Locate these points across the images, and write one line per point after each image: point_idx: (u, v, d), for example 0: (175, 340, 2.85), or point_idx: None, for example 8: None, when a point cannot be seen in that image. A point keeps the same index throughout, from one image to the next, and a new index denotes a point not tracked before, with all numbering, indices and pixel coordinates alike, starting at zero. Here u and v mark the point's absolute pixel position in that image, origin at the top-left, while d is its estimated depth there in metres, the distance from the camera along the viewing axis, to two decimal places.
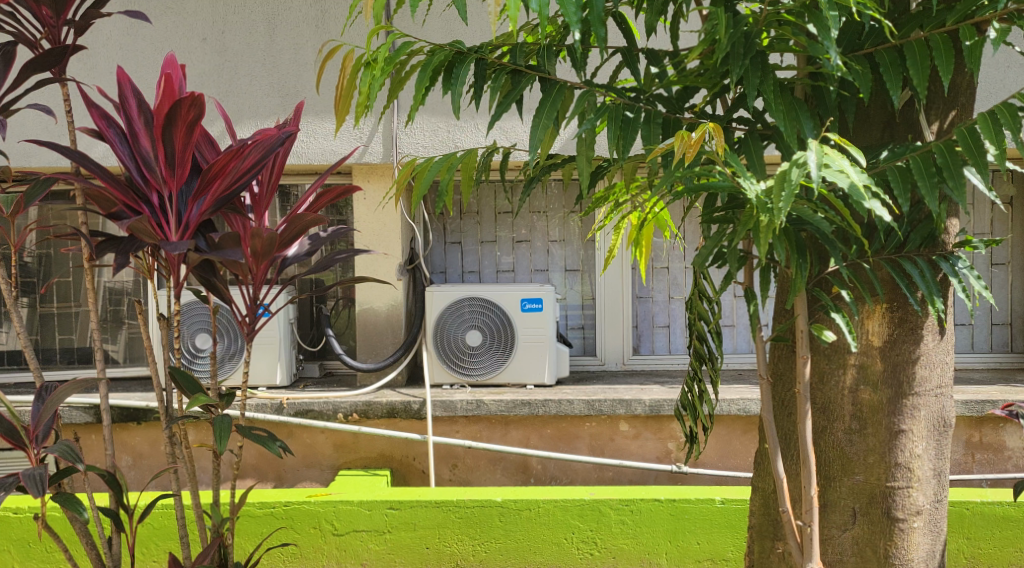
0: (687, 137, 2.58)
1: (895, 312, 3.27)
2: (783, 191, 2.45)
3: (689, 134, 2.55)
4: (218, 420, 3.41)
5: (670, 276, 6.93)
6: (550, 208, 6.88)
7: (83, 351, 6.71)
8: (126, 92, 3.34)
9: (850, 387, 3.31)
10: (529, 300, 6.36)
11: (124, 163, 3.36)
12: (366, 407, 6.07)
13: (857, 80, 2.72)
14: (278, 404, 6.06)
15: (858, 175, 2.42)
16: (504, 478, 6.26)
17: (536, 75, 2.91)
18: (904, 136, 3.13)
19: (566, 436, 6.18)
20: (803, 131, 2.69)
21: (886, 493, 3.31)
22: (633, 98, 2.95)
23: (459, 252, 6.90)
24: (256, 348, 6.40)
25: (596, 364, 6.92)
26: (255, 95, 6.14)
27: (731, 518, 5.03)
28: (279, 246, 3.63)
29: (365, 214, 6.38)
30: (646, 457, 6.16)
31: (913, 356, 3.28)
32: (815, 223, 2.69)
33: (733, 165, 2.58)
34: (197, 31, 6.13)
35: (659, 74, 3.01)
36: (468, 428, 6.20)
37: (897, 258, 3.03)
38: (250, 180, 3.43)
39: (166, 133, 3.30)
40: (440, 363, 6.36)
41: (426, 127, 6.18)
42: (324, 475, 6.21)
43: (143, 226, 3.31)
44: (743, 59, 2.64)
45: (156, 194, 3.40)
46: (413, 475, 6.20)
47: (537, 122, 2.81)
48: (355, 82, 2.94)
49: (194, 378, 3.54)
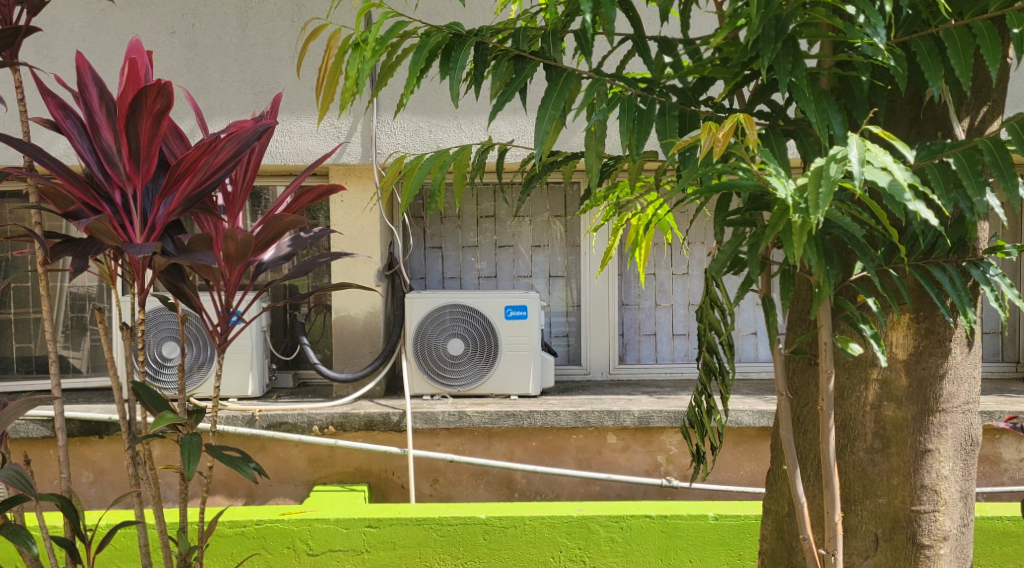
0: (714, 128, 2.21)
1: (921, 323, 2.92)
2: (820, 190, 2.18)
3: (724, 125, 2.16)
4: (185, 439, 3.14)
5: (657, 283, 6.69)
6: (534, 213, 6.62)
7: (43, 360, 6.39)
8: (85, 80, 3.06)
9: (872, 404, 2.96)
10: (512, 307, 6.09)
11: (83, 158, 3.09)
12: (342, 419, 5.80)
13: (892, 69, 2.45)
14: (249, 416, 5.79)
15: (902, 172, 2.16)
16: (487, 493, 6.00)
17: (540, 62, 2.67)
18: (933, 133, 2.86)
19: (551, 449, 5.94)
20: (831, 126, 2.45)
21: (911, 518, 2.96)
22: (644, 89, 2.71)
23: (439, 257, 6.61)
24: (229, 356, 6.11)
25: (581, 374, 6.66)
26: (227, 92, 5.85)
27: (724, 535, 4.77)
28: (253, 249, 3.37)
29: (344, 216, 6.09)
30: (634, 471, 5.94)
31: (941, 370, 2.93)
32: (845, 227, 2.42)
33: (764, 158, 2.28)
34: (165, 23, 5.83)
35: (673, 64, 2.76)
36: (450, 441, 5.93)
37: (926, 263, 2.73)
38: (224, 176, 3.15)
39: (129, 124, 3.02)
40: (419, 372, 6.08)
41: (408, 126, 5.91)
42: (298, 491, 5.92)
43: (104, 227, 3.03)
44: (773, 44, 2.38)
45: (118, 192, 3.13)
46: (392, 491, 5.92)
47: (542, 113, 2.60)
48: (341, 65, 2.70)
49: (158, 392, 3.22)
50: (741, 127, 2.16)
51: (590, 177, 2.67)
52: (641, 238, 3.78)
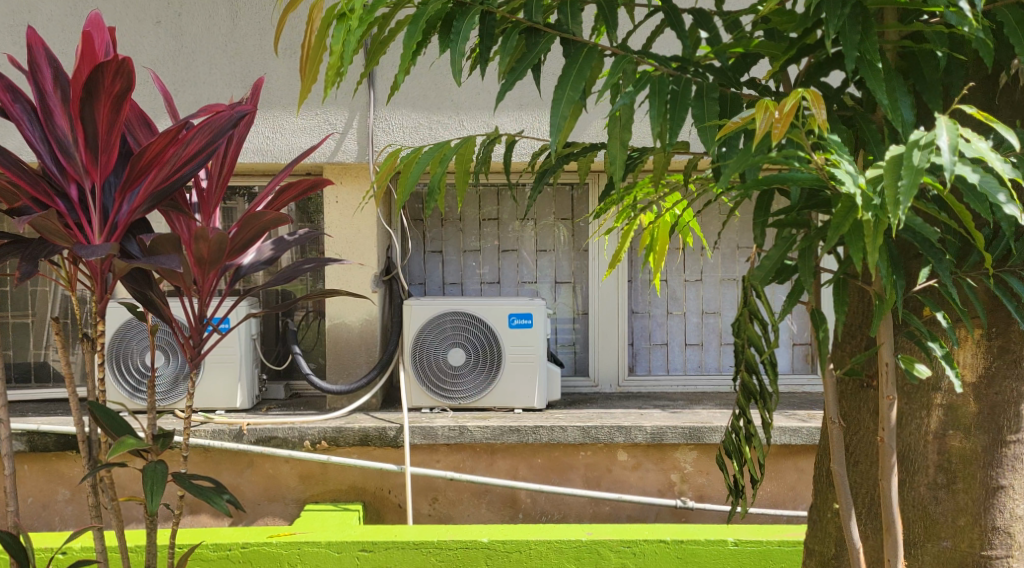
0: (772, 106, 1.79)
1: (994, 341, 2.55)
2: (900, 181, 1.80)
3: (785, 100, 1.75)
4: (150, 469, 2.79)
5: (669, 290, 6.31)
6: (538, 214, 6.23)
7: (21, 368, 6.01)
8: (37, 59, 2.69)
9: (935, 434, 2.59)
10: (517, 315, 5.70)
11: (33, 147, 2.73)
12: (336, 434, 5.42)
13: (976, 42, 2.05)
14: (237, 429, 5.40)
15: (1001, 164, 1.78)
16: (489, 513, 5.62)
17: (556, 35, 2.29)
18: (1009, 122, 2.48)
19: (558, 467, 5.56)
20: (899, 111, 2.05)
21: (981, 564, 2.57)
22: (678, 67, 2.33)
23: (440, 262, 6.23)
24: (216, 366, 5.73)
25: (589, 387, 6.28)
26: (215, 85, 5.48)
27: (744, 562, 4.38)
28: (228, 253, 3.01)
29: (338, 219, 5.71)
30: (646, 491, 5.56)
31: (1018, 395, 2.55)
32: (921, 230, 2.03)
33: (829, 143, 1.89)
34: (149, 12, 5.46)
35: (710, 40, 2.38)
36: (450, 458, 5.55)
37: (1001, 273, 2.34)
38: (196, 169, 2.79)
39: (85, 109, 2.66)
40: (418, 383, 5.70)
41: (405, 122, 5.53)
42: (288, 511, 5.53)
43: (53, 227, 2.67)
44: (842, 9, 1.98)
45: (75, 186, 2.77)
46: (388, 510, 5.54)
47: (559, 95, 2.21)
48: (326, 38, 2.29)
49: (120, 416, 2.86)
50: (810, 104, 1.74)
51: (614, 168, 2.25)
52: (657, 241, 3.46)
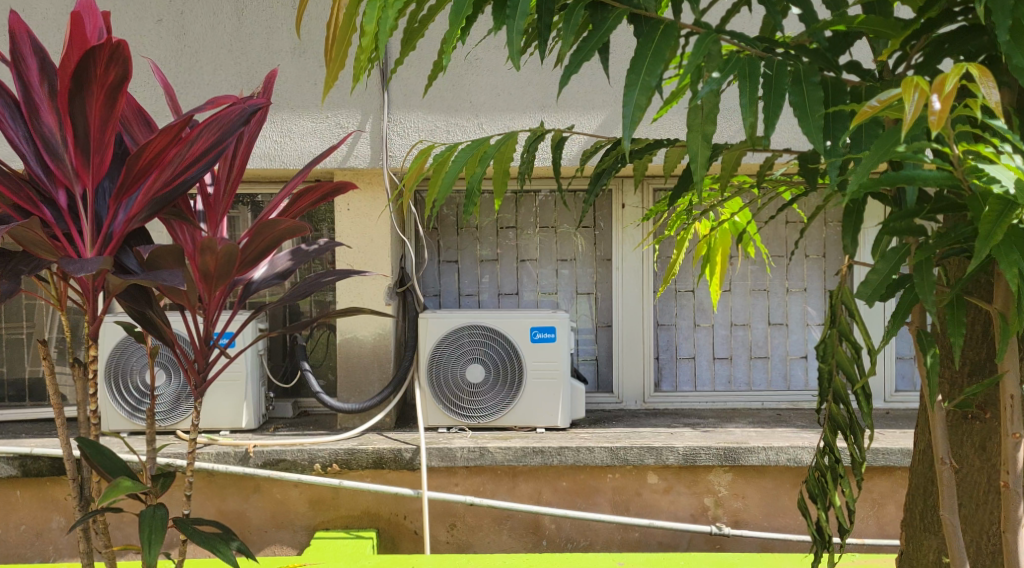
0: (924, 82, 1.49)
1: None
2: None
3: (948, 76, 1.46)
4: (148, 515, 2.47)
5: (696, 301, 5.84)
6: (561, 224, 5.82)
7: (17, 386, 5.66)
8: (20, 46, 2.35)
9: None
10: (540, 328, 5.34)
11: (17, 148, 2.39)
12: (349, 457, 5.05)
13: None
14: (243, 452, 5.04)
15: None
16: (511, 540, 5.21)
17: (625, 11, 1.96)
18: None
19: (584, 490, 5.14)
20: None
21: None
22: (766, 47, 1.98)
23: (455, 272, 5.83)
24: (221, 384, 5.38)
25: (613, 404, 5.84)
26: (219, 87, 5.14)
27: None
28: (238, 267, 2.68)
29: (350, 226, 5.36)
30: (679, 516, 5.13)
31: None
32: None
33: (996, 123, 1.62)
34: (151, 10, 5.13)
35: (804, 18, 2.04)
36: (469, 481, 5.16)
37: None
38: (203, 171, 2.46)
39: (75, 103, 2.32)
40: (434, 402, 5.33)
41: (421, 125, 5.17)
42: (297, 539, 5.15)
43: (37, 240, 2.33)
44: None
45: (64, 192, 2.44)
46: (404, 537, 5.15)
47: (632, 82, 1.87)
48: (356, 16, 1.94)
49: (115, 455, 2.53)
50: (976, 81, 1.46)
51: (695, 165, 1.90)
52: (712, 251, 3.24)
